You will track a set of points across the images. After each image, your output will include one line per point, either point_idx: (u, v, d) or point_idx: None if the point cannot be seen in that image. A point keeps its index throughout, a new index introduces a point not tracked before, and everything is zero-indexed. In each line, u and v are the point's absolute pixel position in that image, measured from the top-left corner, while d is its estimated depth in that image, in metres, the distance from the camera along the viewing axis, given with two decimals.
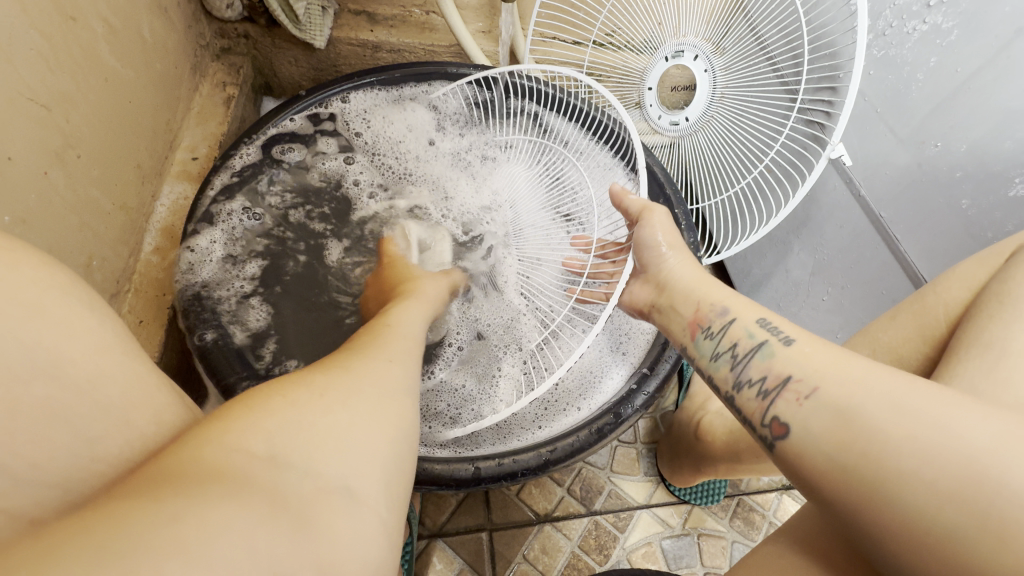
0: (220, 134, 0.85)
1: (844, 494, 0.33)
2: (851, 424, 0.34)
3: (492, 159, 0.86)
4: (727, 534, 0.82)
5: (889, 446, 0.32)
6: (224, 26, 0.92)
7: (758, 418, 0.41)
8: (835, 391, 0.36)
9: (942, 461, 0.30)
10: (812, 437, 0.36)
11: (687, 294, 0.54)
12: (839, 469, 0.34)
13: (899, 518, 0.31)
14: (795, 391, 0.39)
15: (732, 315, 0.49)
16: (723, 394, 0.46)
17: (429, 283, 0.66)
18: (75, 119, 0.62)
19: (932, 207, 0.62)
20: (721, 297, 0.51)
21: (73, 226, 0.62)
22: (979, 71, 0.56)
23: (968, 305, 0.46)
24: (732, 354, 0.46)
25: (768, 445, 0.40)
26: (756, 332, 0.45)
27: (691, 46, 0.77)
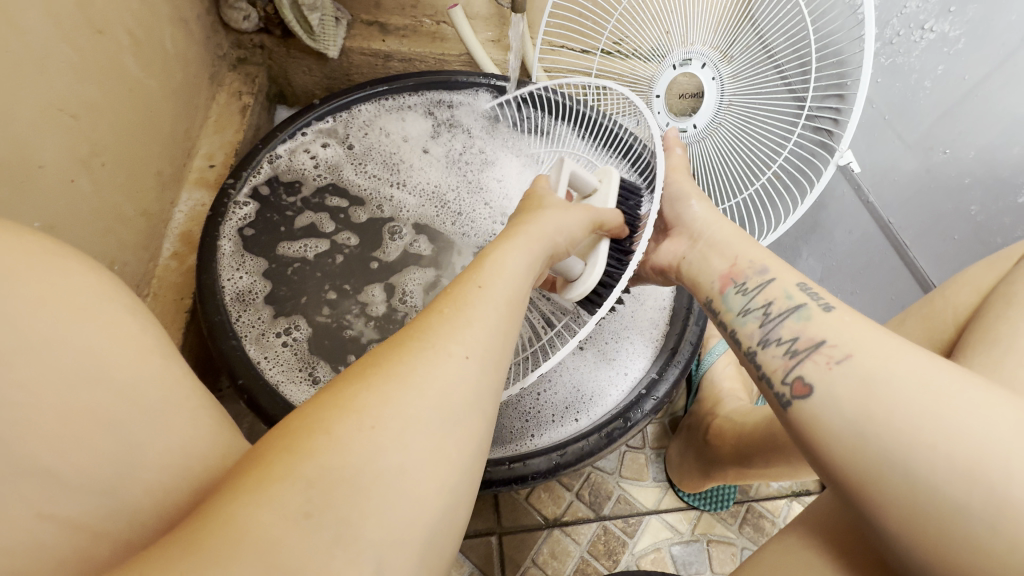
0: (236, 142, 0.87)
1: (854, 466, 0.35)
2: (878, 392, 0.36)
3: (495, 163, 0.88)
4: (736, 541, 0.82)
5: (907, 418, 0.34)
6: (241, 37, 0.94)
7: (780, 376, 0.43)
8: (866, 359, 0.38)
9: (955, 441, 0.32)
10: (835, 401, 0.37)
11: (722, 249, 0.55)
12: (858, 437, 0.35)
13: (908, 496, 0.33)
14: (826, 354, 0.40)
15: (771, 276, 0.49)
16: (744, 349, 0.48)
17: (551, 214, 0.51)
18: (100, 127, 0.64)
19: (939, 212, 0.63)
20: (758, 256, 0.52)
21: (98, 230, 0.64)
22: (986, 78, 0.56)
23: (976, 308, 0.46)
24: (764, 311, 0.48)
25: (783, 403, 0.42)
26: (795, 294, 0.47)
27: (699, 54, 0.77)
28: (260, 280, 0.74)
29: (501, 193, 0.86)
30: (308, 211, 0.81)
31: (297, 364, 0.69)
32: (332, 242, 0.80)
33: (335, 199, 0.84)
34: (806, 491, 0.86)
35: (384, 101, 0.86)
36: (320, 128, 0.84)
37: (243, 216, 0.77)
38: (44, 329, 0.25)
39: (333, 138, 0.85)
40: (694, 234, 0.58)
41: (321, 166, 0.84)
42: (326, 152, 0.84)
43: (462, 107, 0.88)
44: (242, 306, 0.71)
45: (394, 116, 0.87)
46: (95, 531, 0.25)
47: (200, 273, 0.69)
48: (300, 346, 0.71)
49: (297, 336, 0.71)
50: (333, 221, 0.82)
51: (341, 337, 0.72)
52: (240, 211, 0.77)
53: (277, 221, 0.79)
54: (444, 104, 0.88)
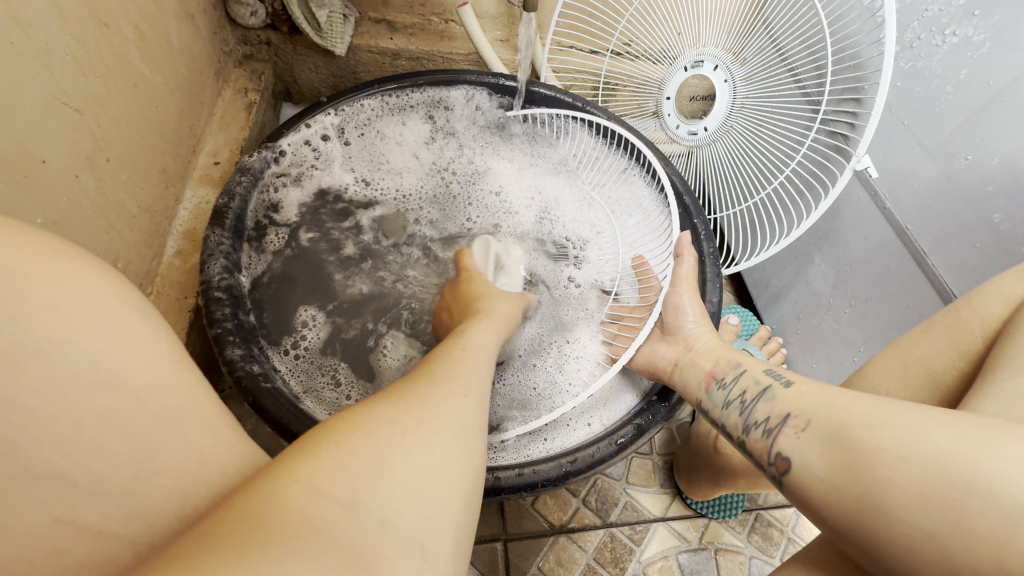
0: (241, 139, 0.86)
1: (846, 515, 0.37)
2: (839, 444, 0.40)
3: (494, 165, 0.89)
4: (745, 550, 0.81)
5: (868, 459, 0.37)
6: (248, 33, 0.93)
7: (766, 457, 0.46)
8: (824, 420, 0.42)
9: (917, 463, 0.34)
10: (810, 462, 0.41)
11: (709, 352, 0.61)
12: (836, 491, 0.38)
13: (897, 529, 0.34)
14: (793, 426, 0.45)
15: (744, 368, 0.56)
16: (735, 438, 0.52)
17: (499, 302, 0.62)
18: (105, 122, 0.63)
19: (960, 220, 0.62)
20: (733, 355, 0.59)
21: (102, 228, 0.62)
22: (1013, 82, 0.55)
23: (1008, 321, 0.45)
24: (742, 401, 0.53)
25: (777, 482, 0.45)
26: (762, 380, 0.53)
27: (711, 56, 0.76)
28: (276, 286, 0.75)
29: (500, 198, 0.88)
30: (325, 223, 0.83)
31: (321, 376, 0.71)
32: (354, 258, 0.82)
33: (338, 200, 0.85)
34: None
35: (386, 99, 0.83)
36: (326, 123, 0.81)
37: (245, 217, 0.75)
38: (49, 329, 0.24)
39: (333, 136, 0.83)
40: (687, 343, 0.63)
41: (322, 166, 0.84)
42: (326, 151, 0.84)
43: (465, 108, 0.86)
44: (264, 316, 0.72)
45: (392, 114, 0.85)
46: (109, 543, 0.23)
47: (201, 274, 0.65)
48: (321, 360, 0.73)
49: (319, 351, 0.73)
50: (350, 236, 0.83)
51: (365, 355, 0.74)
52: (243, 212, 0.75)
53: (279, 226, 0.79)
54: (446, 103, 0.86)
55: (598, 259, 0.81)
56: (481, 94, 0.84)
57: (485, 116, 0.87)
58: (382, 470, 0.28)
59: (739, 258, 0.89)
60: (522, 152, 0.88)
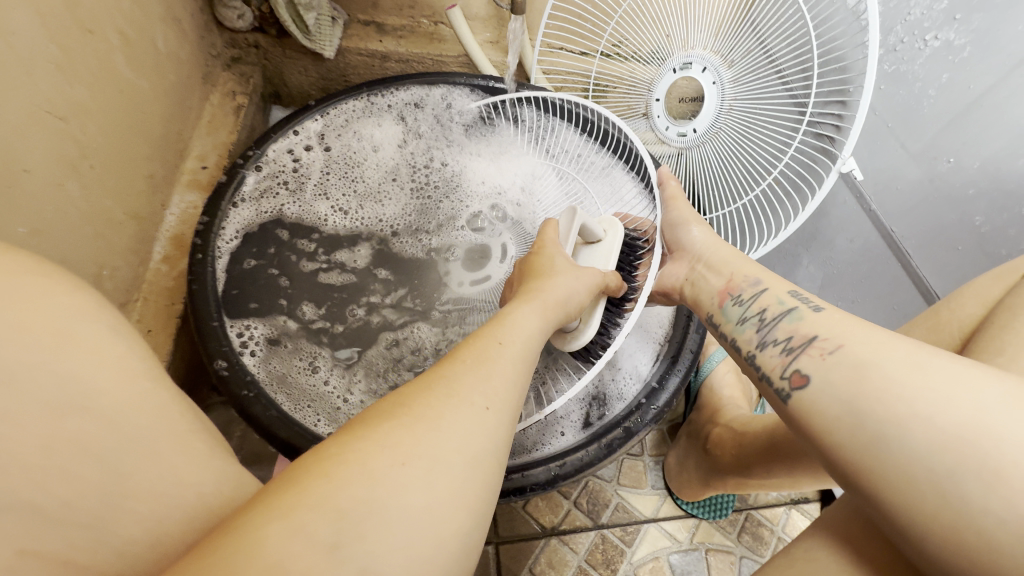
0: (229, 143, 0.85)
1: (854, 445, 0.36)
2: (868, 375, 0.37)
3: (476, 162, 0.85)
4: (735, 550, 0.81)
5: (902, 395, 0.35)
6: (235, 36, 0.93)
7: (779, 371, 0.45)
8: (857, 349, 0.40)
9: (957, 412, 0.32)
10: (830, 386, 0.39)
11: (721, 267, 0.60)
12: (853, 416, 0.36)
13: (905, 465, 0.33)
14: (820, 347, 0.43)
15: (764, 286, 0.54)
16: (745, 353, 0.50)
17: (561, 280, 0.53)
18: (90, 130, 0.63)
19: (943, 223, 0.62)
20: (752, 270, 0.57)
21: (87, 236, 0.62)
22: (992, 88, 0.56)
23: (982, 322, 0.46)
24: (759, 318, 0.51)
25: (783, 396, 0.43)
26: (785, 300, 0.50)
27: (699, 59, 0.77)
28: (256, 295, 0.71)
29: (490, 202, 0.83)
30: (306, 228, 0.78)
31: (303, 376, 0.68)
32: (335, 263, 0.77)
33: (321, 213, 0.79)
34: (805, 499, 0.85)
35: (366, 104, 0.84)
36: (311, 129, 0.81)
37: (230, 231, 0.73)
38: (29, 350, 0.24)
39: (314, 145, 0.82)
40: (694, 258, 0.63)
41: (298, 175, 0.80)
42: (309, 160, 0.81)
43: (446, 110, 0.86)
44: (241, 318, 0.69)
45: (372, 119, 0.84)
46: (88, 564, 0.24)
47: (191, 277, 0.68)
48: (297, 360, 0.68)
49: (295, 350, 0.69)
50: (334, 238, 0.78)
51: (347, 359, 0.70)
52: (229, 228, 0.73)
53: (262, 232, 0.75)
54: (427, 106, 0.85)
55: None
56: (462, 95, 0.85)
57: (468, 118, 0.86)
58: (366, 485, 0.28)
59: None
60: (509, 152, 0.85)
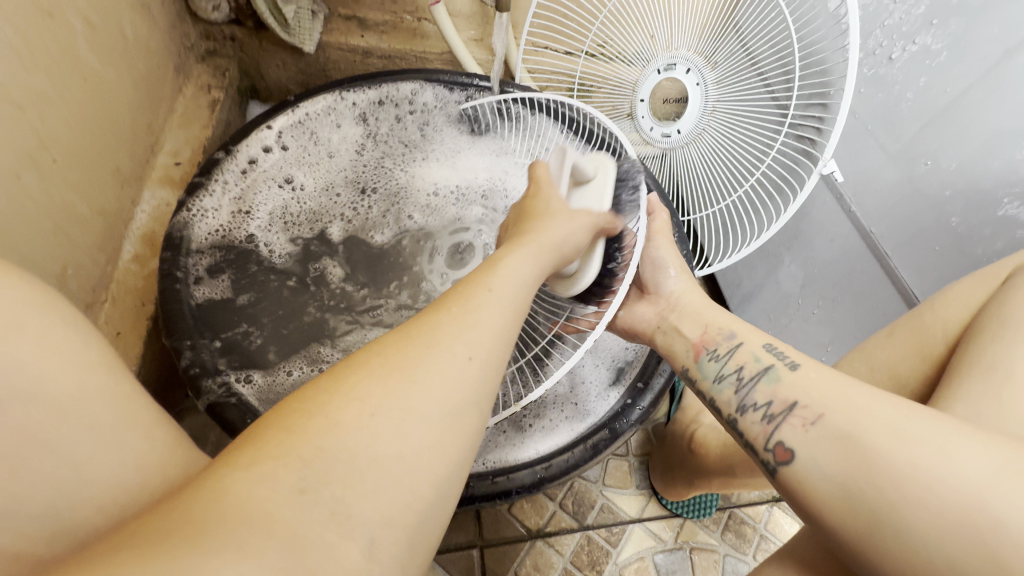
0: (203, 138, 0.83)
1: (856, 529, 0.34)
2: (858, 452, 0.36)
3: (439, 162, 0.87)
4: (719, 548, 0.82)
5: (894, 475, 0.33)
6: (210, 27, 0.90)
7: (762, 442, 0.43)
8: (840, 417, 0.38)
9: (948, 492, 0.31)
10: (821, 465, 0.37)
11: (695, 317, 0.58)
12: (849, 502, 0.35)
13: (912, 556, 0.32)
14: (801, 417, 0.41)
15: (739, 340, 0.52)
16: (726, 416, 0.48)
17: (557, 222, 0.52)
18: (51, 121, 0.60)
19: (920, 223, 0.64)
20: (727, 323, 0.55)
21: (48, 232, 0.59)
22: (967, 91, 0.57)
23: (968, 325, 0.47)
24: (738, 377, 0.49)
25: (770, 470, 0.42)
26: (762, 357, 0.48)
27: (683, 59, 0.77)
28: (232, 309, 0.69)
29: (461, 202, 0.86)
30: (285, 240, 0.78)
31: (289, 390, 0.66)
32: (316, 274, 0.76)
33: (290, 221, 0.79)
34: None
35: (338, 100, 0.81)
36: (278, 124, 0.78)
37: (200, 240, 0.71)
38: None
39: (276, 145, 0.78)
40: (670, 305, 0.61)
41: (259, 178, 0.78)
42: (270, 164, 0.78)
43: (418, 107, 0.84)
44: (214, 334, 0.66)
45: (342, 116, 0.82)
46: None
47: (163, 276, 0.66)
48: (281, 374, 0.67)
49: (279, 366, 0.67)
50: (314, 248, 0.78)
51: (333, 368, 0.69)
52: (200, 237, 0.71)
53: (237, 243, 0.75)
54: (397, 103, 0.84)
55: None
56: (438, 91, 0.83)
57: (441, 116, 0.85)
58: (353, 496, 0.26)
59: (713, 258, 0.91)
60: (479, 152, 0.87)
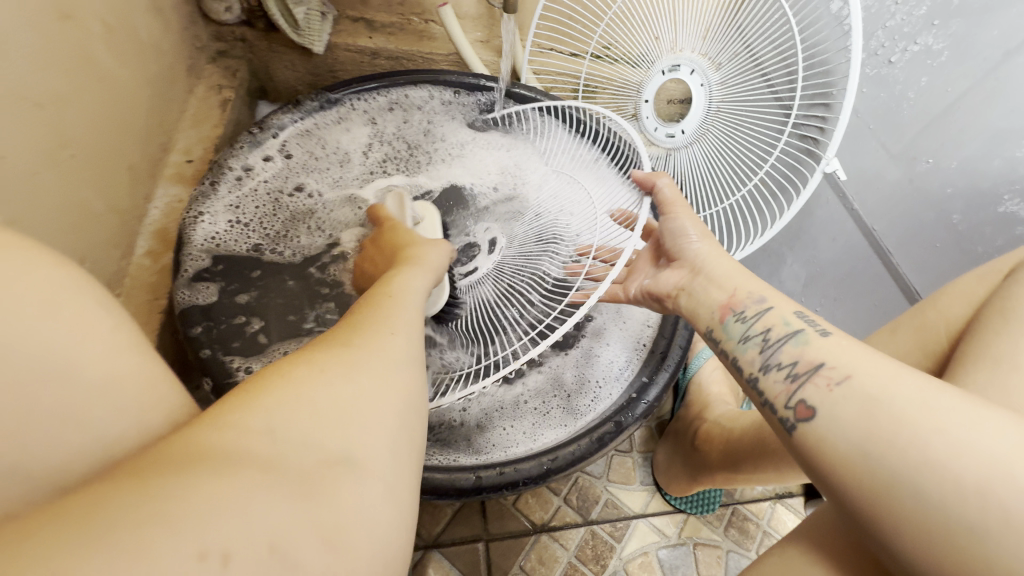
0: (214, 137, 0.84)
1: (864, 488, 0.33)
2: (879, 414, 0.35)
3: (453, 173, 0.85)
4: (722, 544, 0.83)
5: (913, 437, 0.32)
6: (221, 29, 0.91)
7: (783, 400, 0.41)
8: (868, 385, 0.37)
9: (966, 457, 0.31)
10: (840, 425, 0.36)
11: (723, 278, 0.53)
12: (863, 461, 0.34)
13: (920, 515, 0.31)
14: (826, 377, 0.39)
15: (769, 303, 0.48)
16: (746, 376, 0.46)
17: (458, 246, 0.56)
18: (68, 119, 0.61)
19: (922, 221, 0.64)
20: (757, 285, 0.51)
21: (65, 227, 0.60)
22: (968, 91, 0.58)
23: (969, 321, 0.48)
24: (764, 338, 0.46)
25: (787, 428, 0.40)
26: (792, 321, 0.46)
27: (688, 61, 0.79)
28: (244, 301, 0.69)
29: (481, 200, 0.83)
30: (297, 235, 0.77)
31: None
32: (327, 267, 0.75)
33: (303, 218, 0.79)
34: (789, 493, 0.87)
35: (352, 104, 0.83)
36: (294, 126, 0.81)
37: (209, 241, 0.72)
38: (10, 329, 0.23)
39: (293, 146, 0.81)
40: (694, 267, 0.56)
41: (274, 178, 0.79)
42: (287, 163, 0.81)
43: (432, 111, 0.86)
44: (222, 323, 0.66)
45: (357, 119, 0.84)
46: None
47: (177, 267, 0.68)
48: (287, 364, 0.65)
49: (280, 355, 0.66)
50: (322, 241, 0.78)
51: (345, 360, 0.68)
52: (208, 238, 0.72)
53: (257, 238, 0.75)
54: (411, 106, 0.86)
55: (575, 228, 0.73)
56: (449, 94, 0.86)
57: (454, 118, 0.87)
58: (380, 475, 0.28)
59: (716, 258, 0.91)
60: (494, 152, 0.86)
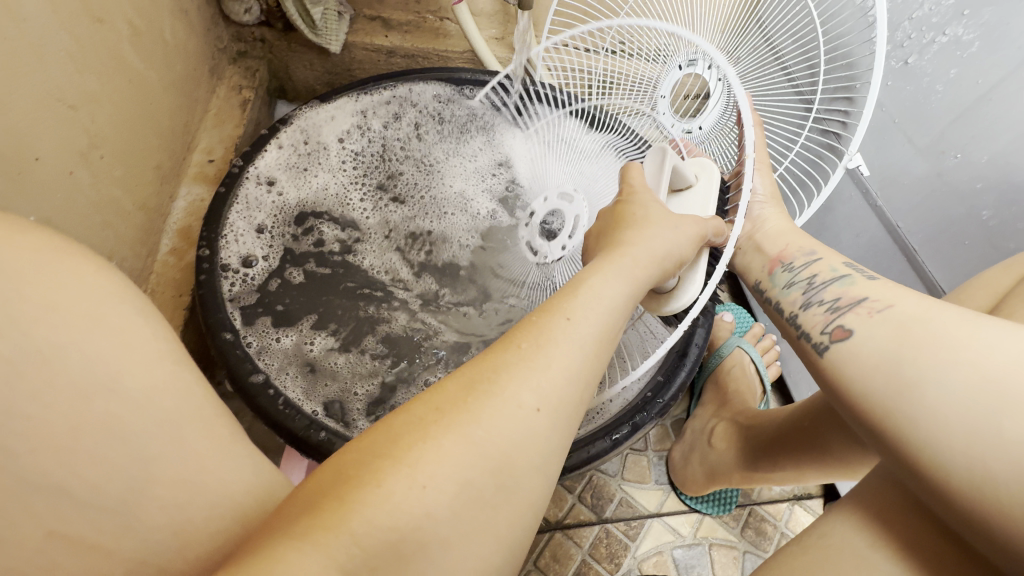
0: (236, 136, 0.86)
1: (884, 390, 0.36)
2: (913, 332, 0.37)
3: (454, 178, 0.84)
4: (739, 545, 0.82)
5: (937, 346, 0.35)
6: (242, 30, 0.93)
7: (820, 327, 0.46)
8: (912, 308, 0.39)
9: (992, 365, 0.32)
10: (873, 339, 0.40)
11: (777, 238, 0.59)
12: (891, 364, 0.37)
13: (930, 421, 0.33)
14: (868, 307, 0.42)
15: (819, 256, 0.53)
16: (789, 314, 0.51)
17: (658, 230, 0.45)
18: (100, 120, 0.63)
19: (950, 217, 0.63)
20: (808, 243, 0.56)
21: (95, 226, 0.62)
22: (1001, 82, 0.56)
23: (991, 311, 0.46)
24: (809, 282, 0.51)
25: (820, 349, 0.44)
26: (840, 268, 0.50)
27: (705, 55, 0.76)
28: (284, 324, 0.70)
29: (488, 196, 0.83)
30: (315, 240, 0.77)
31: (354, 382, 0.68)
32: (355, 267, 0.76)
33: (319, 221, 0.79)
34: (808, 494, 0.85)
35: (348, 105, 0.83)
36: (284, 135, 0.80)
37: (231, 259, 0.72)
38: (50, 328, 0.24)
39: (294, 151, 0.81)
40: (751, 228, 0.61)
41: (277, 187, 0.79)
42: (291, 169, 0.80)
43: (430, 105, 0.86)
44: (267, 355, 0.67)
45: (356, 118, 0.84)
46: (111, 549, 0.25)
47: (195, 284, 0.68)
48: (340, 366, 0.68)
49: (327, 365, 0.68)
50: (343, 241, 0.78)
51: (409, 351, 0.71)
52: (230, 257, 0.72)
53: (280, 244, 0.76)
54: (413, 101, 0.86)
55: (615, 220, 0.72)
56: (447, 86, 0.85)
57: (452, 112, 0.86)
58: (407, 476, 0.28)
59: None
60: (495, 146, 0.86)
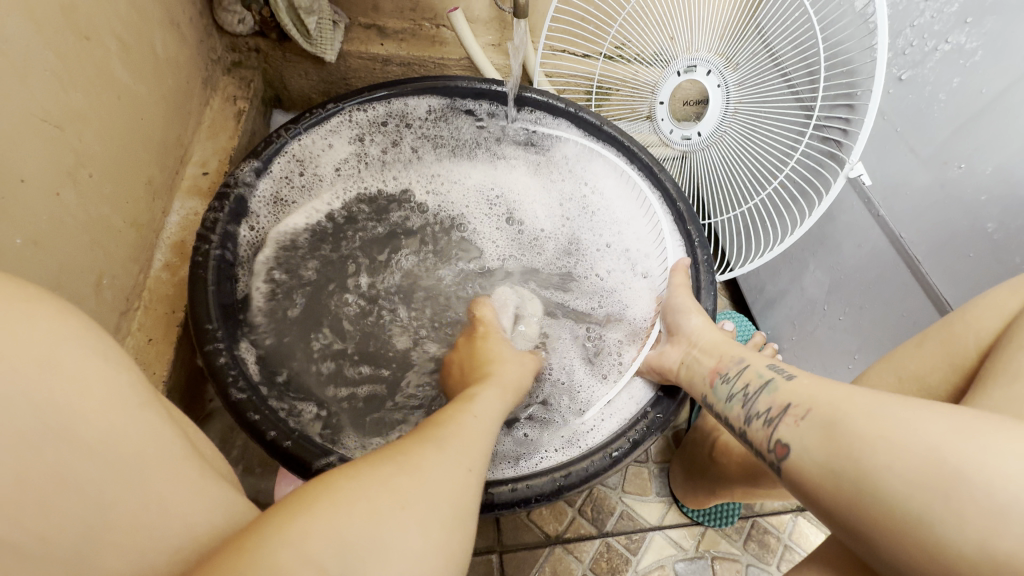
0: (230, 148, 0.85)
1: (841, 501, 0.38)
2: (836, 433, 0.40)
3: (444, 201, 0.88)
4: (741, 558, 0.81)
5: (864, 446, 0.38)
6: (236, 40, 0.92)
7: (765, 444, 0.47)
8: (825, 408, 0.43)
9: (911, 452, 0.35)
10: (808, 450, 0.42)
11: (712, 346, 0.61)
12: (833, 478, 0.39)
13: (889, 519, 0.35)
14: (794, 414, 0.45)
15: (747, 362, 0.56)
16: (738, 430, 0.52)
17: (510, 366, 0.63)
18: (88, 138, 0.62)
19: (953, 228, 0.61)
20: (739, 350, 0.59)
21: (84, 244, 0.61)
22: (1006, 91, 0.55)
23: (1001, 335, 0.46)
24: (745, 393, 0.53)
25: (776, 469, 0.45)
26: (765, 373, 0.53)
27: (704, 61, 0.75)
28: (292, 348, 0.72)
29: (484, 212, 0.88)
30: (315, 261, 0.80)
31: (369, 394, 0.72)
32: (355, 282, 0.80)
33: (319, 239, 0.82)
34: None
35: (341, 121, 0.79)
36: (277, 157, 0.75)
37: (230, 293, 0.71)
38: None
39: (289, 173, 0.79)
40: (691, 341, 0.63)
41: (276, 209, 0.78)
42: (286, 189, 0.79)
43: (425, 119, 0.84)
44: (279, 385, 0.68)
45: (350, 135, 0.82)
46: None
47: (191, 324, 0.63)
48: (354, 380, 0.73)
49: (341, 378, 0.72)
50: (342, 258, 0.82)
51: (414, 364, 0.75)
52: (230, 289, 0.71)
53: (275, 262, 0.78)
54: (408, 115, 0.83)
55: (607, 270, 0.83)
56: (444, 100, 0.82)
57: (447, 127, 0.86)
58: None
59: (735, 262, 0.89)
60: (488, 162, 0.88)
